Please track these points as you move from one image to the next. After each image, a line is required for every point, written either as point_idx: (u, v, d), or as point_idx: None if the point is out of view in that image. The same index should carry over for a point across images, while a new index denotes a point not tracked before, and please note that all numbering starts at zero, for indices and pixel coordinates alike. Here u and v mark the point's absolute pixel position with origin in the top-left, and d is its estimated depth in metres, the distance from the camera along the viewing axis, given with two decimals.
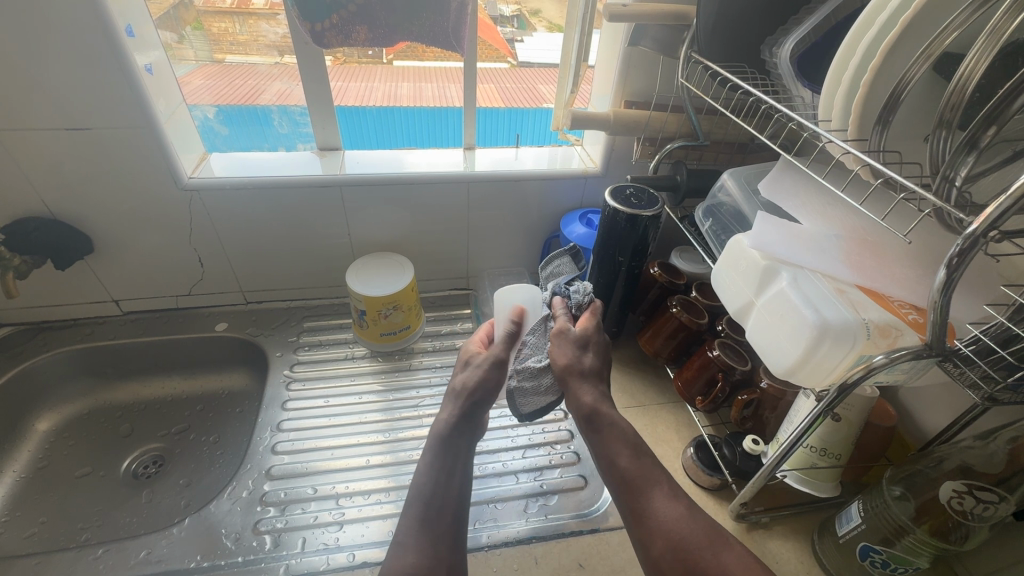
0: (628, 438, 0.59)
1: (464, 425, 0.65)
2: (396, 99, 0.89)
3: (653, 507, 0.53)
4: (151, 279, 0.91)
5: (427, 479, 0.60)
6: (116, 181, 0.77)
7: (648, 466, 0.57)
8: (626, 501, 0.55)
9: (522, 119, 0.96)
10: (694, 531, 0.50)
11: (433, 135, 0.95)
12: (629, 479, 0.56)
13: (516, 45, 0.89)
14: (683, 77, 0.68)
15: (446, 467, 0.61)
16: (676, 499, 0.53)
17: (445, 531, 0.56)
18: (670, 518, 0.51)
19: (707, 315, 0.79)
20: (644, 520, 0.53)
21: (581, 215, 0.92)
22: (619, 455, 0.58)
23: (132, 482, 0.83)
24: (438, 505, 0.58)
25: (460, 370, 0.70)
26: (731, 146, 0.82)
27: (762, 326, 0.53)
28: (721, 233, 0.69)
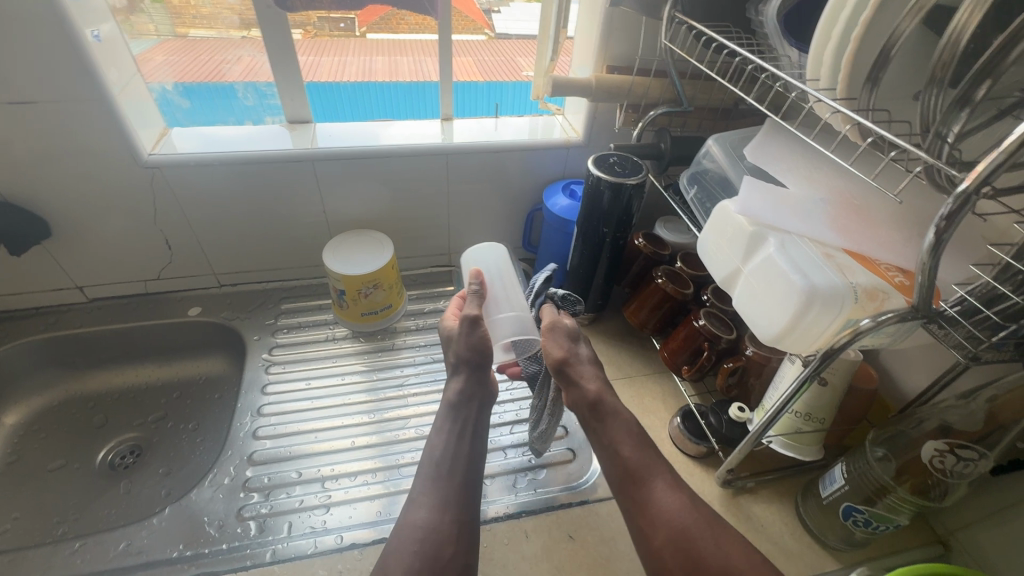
0: (632, 428, 0.62)
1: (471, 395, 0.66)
2: (371, 74, 0.86)
3: (656, 495, 0.56)
4: (116, 263, 0.86)
5: (441, 441, 0.62)
6: (70, 160, 0.72)
7: (653, 457, 0.59)
8: (629, 489, 0.58)
9: (501, 89, 0.93)
10: (698, 522, 0.53)
11: (408, 105, 0.91)
12: (632, 469, 0.59)
13: (494, 16, 0.87)
14: (666, 38, 0.65)
15: (455, 432, 0.63)
16: (679, 490, 0.56)
17: (456, 489, 0.58)
18: (674, 507, 0.54)
19: (692, 285, 0.79)
20: (649, 510, 0.56)
21: (564, 186, 0.90)
22: (622, 444, 0.61)
23: (109, 473, 0.80)
24: (448, 467, 0.60)
25: (449, 346, 0.69)
26: (714, 112, 0.80)
27: (748, 295, 0.52)
28: (706, 201, 0.67)
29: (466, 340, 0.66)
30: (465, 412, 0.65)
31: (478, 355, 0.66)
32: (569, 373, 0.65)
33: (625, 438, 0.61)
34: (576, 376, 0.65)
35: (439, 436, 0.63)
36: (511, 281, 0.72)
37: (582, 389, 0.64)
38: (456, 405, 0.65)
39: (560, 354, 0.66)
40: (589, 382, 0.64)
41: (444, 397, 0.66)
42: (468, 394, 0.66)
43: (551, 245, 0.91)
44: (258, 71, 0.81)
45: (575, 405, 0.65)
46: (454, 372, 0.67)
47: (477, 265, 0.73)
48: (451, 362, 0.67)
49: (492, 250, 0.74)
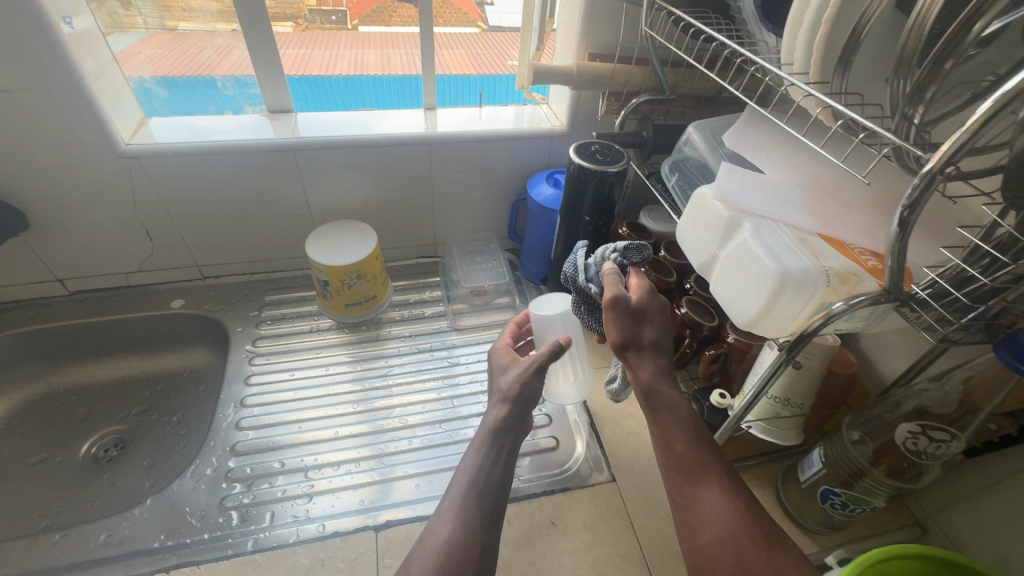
0: (688, 419, 0.53)
1: (517, 418, 0.58)
2: (364, 66, 0.88)
3: (703, 496, 0.49)
4: (97, 255, 0.86)
5: (473, 466, 0.54)
6: (46, 151, 0.71)
7: (707, 453, 0.51)
8: (674, 483, 0.51)
9: (494, 85, 0.93)
10: (750, 532, 0.46)
11: (402, 97, 0.90)
12: (681, 465, 0.51)
13: (487, 9, 0.89)
14: (646, 26, 0.65)
15: (489, 455, 0.55)
16: (731, 494, 0.48)
17: (484, 516, 0.51)
18: (722, 513, 0.47)
19: (675, 273, 0.79)
20: (696, 509, 0.49)
21: (548, 176, 0.90)
22: (672, 438, 0.52)
23: (92, 466, 0.80)
24: (480, 488, 0.53)
25: (497, 377, 0.63)
26: (697, 100, 0.80)
27: (725, 278, 0.52)
28: (687, 188, 0.68)
29: (515, 376, 0.60)
30: (507, 441, 0.57)
31: (532, 393, 0.59)
32: (627, 359, 0.55)
33: (675, 431, 0.52)
34: (630, 363, 0.55)
35: (471, 458, 0.55)
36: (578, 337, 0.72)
37: (635, 376, 0.55)
38: (498, 429, 0.57)
39: (620, 340, 0.55)
40: (644, 369, 0.55)
41: (482, 423, 0.58)
42: (510, 424, 0.57)
43: (535, 235, 0.91)
44: (242, 64, 0.81)
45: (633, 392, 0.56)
46: (497, 401, 0.59)
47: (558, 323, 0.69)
48: (499, 393, 0.60)
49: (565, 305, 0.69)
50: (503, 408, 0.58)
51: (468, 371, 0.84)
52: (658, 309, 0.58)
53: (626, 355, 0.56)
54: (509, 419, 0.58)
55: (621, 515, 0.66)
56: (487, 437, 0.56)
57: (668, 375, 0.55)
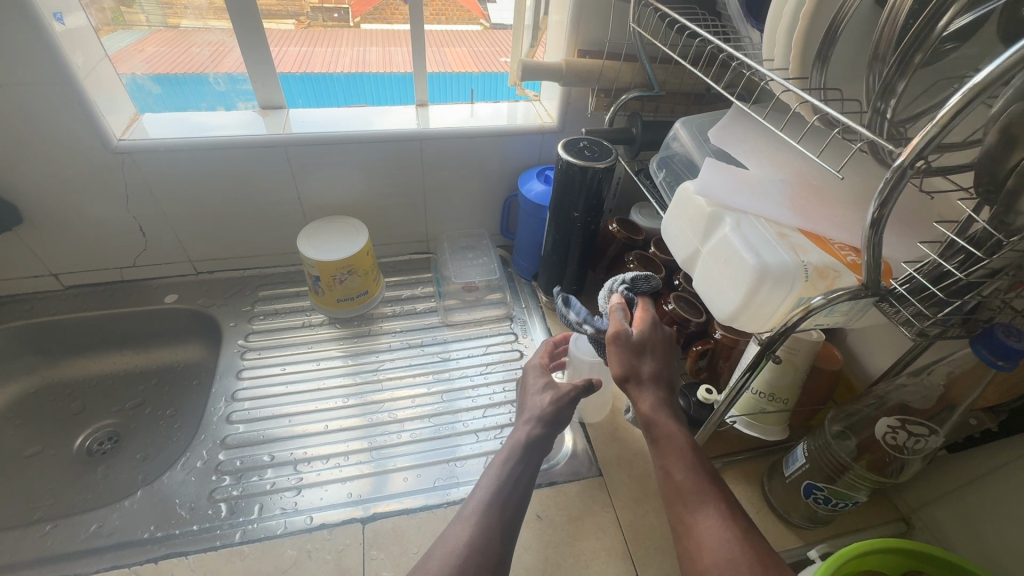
0: (688, 448, 0.52)
1: (545, 439, 0.61)
2: (365, 64, 0.89)
3: (702, 524, 0.47)
4: (90, 250, 0.86)
5: (496, 477, 0.55)
6: (38, 146, 0.72)
7: (706, 481, 0.50)
8: (675, 512, 0.50)
9: (496, 84, 0.94)
10: (751, 559, 0.44)
11: (403, 91, 0.91)
12: (680, 493, 0.50)
13: (489, 6, 0.91)
14: (633, 21, 0.66)
15: (516, 468, 0.56)
16: (731, 521, 0.47)
17: (505, 526, 0.52)
18: (722, 540, 0.45)
19: (664, 270, 0.80)
20: (696, 537, 0.47)
21: (539, 172, 0.90)
22: (672, 466, 0.51)
23: (86, 459, 0.81)
24: (505, 497, 0.54)
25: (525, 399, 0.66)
26: (687, 97, 0.80)
27: (707, 273, 0.53)
28: (674, 183, 0.68)
29: (549, 400, 0.63)
30: (534, 457, 0.59)
31: (560, 418, 0.63)
32: (627, 391, 0.56)
33: (674, 461, 0.51)
34: (631, 396, 0.55)
35: (492, 470, 0.56)
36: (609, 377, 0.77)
37: (636, 408, 0.55)
38: (529, 445, 0.59)
39: (620, 372, 0.56)
40: (644, 400, 0.54)
41: (511, 438, 0.60)
42: (537, 445, 0.59)
43: (527, 231, 0.92)
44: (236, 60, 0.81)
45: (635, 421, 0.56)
46: (528, 420, 0.62)
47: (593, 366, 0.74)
48: (530, 413, 0.63)
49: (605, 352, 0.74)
50: (535, 426, 0.61)
51: (459, 366, 0.85)
52: (660, 342, 0.58)
53: (626, 387, 0.56)
54: (539, 438, 0.60)
55: (606, 509, 0.67)
56: (515, 451, 0.58)
57: (670, 407, 0.55)
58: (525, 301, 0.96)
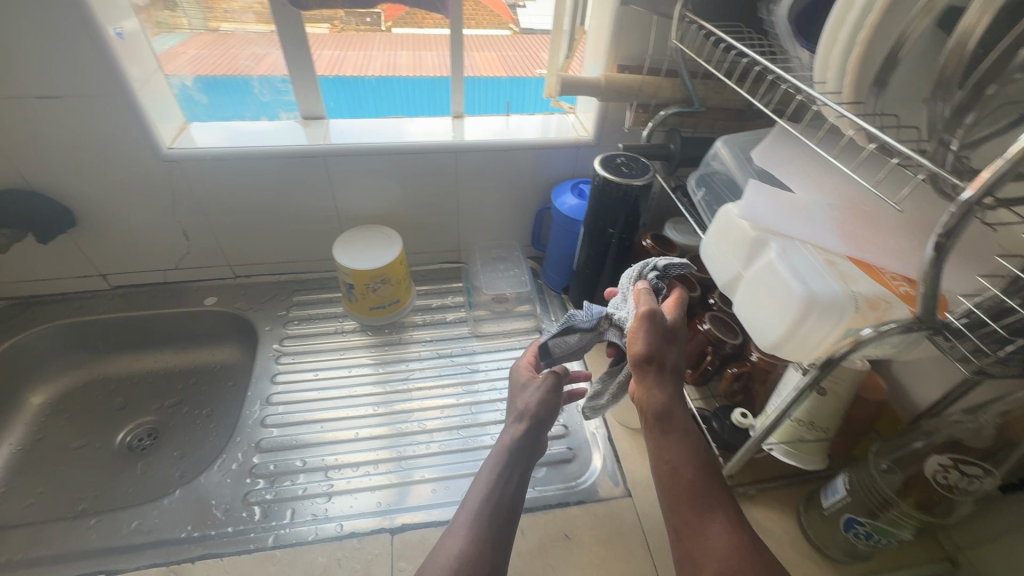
0: (698, 450, 0.53)
1: (530, 440, 0.63)
2: (395, 70, 0.86)
3: (711, 529, 0.48)
4: (138, 253, 0.90)
5: (487, 481, 0.58)
6: (93, 154, 0.75)
7: (714, 486, 0.51)
8: (680, 514, 0.51)
9: (522, 89, 0.93)
10: (755, 568, 0.45)
11: (433, 101, 0.91)
12: (690, 495, 0.51)
13: (519, 11, 0.84)
14: (676, 39, 0.66)
15: (504, 474, 0.59)
16: (737, 529, 0.48)
17: (499, 532, 0.54)
18: (730, 549, 0.46)
19: (699, 288, 0.78)
20: (699, 539, 0.48)
21: (573, 185, 0.90)
22: (680, 464, 0.52)
23: (127, 454, 0.84)
24: (495, 505, 0.56)
25: (516, 395, 0.68)
26: (727, 113, 0.78)
27: (749, 298, 0.51)
28: (714, 203, 0.68)
29: (535, 397, 0.66)
30: (521, 459, 0.61)
31: (545, 413, 0.65)
32: (645, 374, 0.55)
33: (686, 459, 0.52)
34: (650, 379, 0.54)
35: (484, 473, 0.60)
36: None
37: (651, 395, 0.54)
38: (514, 450, 0.62)
39: (644, 353, 0.55)
40: (663, 387, 0.54)
41: (498, 441, 0.63)
42: (524, 445, 0.62)
43: (558, 245, 0.92)
44: (276, 69, 0.83)
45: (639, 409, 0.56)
46: (512, 421, 0.65)
47: None
48: (516, 412, 0.65)
49: None
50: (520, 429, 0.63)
51: (487, 378, 0.85)
52: (682, 335, 0.58)
53: (645, 369, 0.55)
54: (525, 438, 0.63)
55: (636, 531, 0.66)
56: (503, 454, 0.61)
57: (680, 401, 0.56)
58: (555, 314, 0.96)
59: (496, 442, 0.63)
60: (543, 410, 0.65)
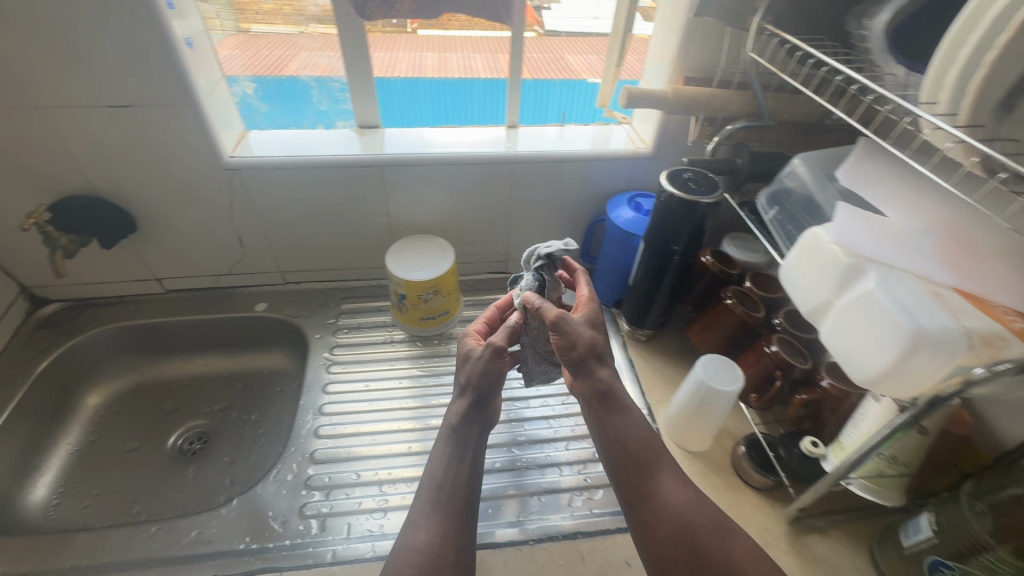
0: (641, 422, 0.63)
1: (472, 415, 0.65)
2: (420, 70, 0.83)
3: (663, 489, 0.58)
4: (193, 259, 0.91)
5: (440, 463, 0.62)
6: (158, 162, 0.76)
7: (657, 452, 0.61)
8: (635, 482, 0.60)
9: (548, 92, 0.89)
10: (700, 518, 0.56)
11: (456, 109, 0.89)
12: (641, 462, 0.60)
13: (544, 13, 0.82)
14: (751, 52, 0.65)
15: (456, 454, 0.63)
16: (683, 485, 0.59)
17: (455, 513, 0.58)
18: (680, 504, 0.57)
19: (763, 307, 0.76)
20: (654, 502, 0.58)
21: (629, 198, 0.88)
22: (629, 436, 0.62)
23: (179, 458, 0.85)
24: (448, 489, 0.60)
25: (461, 365, 0.68)
26: (797, 127, 0.75)
27: (839, 328, 0.49)
28: (788, 223, 0.65)
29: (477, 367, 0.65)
30: (461, 437, 0.64)
31: (489, 385, 0.65)
32: (587, 367, 0.65)
33: (632, 431, 0.62)
34: (593, 368, 0.65)
35: (438, 456, 0.63)
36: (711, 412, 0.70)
37: (598, 375, 0.64)
38: (457, 428, 0.64)
39: (588, 346, 0.64)
40: (608, 367, 0.65)
41: (445, 420, 0.66)
42: (469, 419, 0.65)
43: (610, 258, 0.90)
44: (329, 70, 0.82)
45: (582, 395, 0.65)
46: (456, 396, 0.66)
47: (705, 391, 0.69)
48: (460, 385, 0.67)
49: (725, 380, 0.68)
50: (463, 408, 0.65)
51: (538, 395, 0.84)
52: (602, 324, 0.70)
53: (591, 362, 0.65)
54: (467, 418, 0.65)
55: None
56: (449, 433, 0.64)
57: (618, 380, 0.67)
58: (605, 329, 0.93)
59: (443, 421, 0.66)
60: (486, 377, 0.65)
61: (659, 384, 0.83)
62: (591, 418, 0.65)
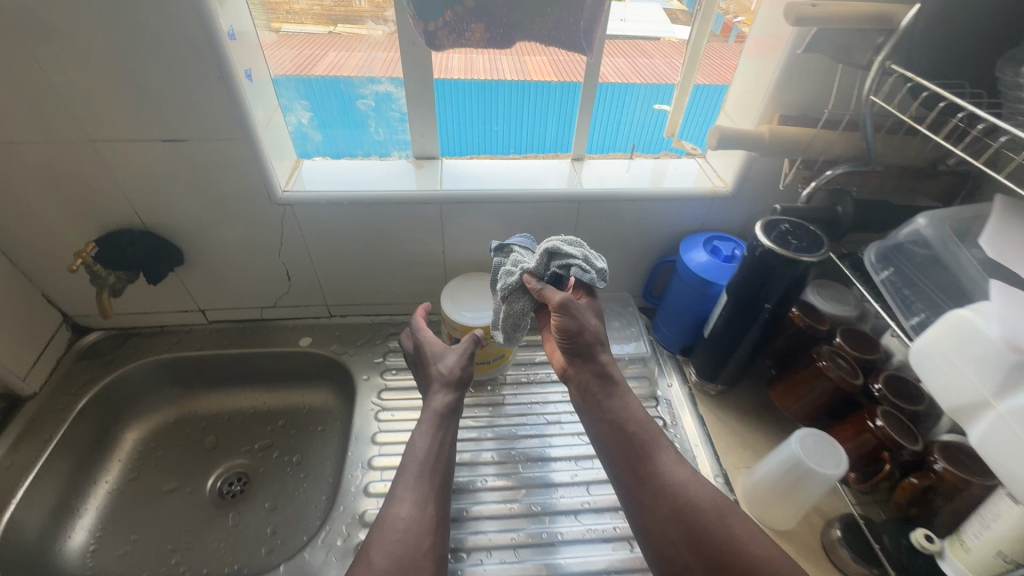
0: (636, 405, 0.66)
1: (455, 407, 0.70)
2: (448, 72, 0.73)
3: (662, 470, 0.61)
4: (239, 292, 0.87)
5: (424, 443, 0.65)
6: (210, 197, 0.72)
7: (651, 432, 0.64)
8: (633, 465, 0.62)
9: (573, 100, 0.77)
10: (697, 494, 0.59)
11: (482, 114, 0.79)
12: (637, 445, 0.63)
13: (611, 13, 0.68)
14: (872, 93, 0.56)
15: (440, 434, 0.67)
16: (681, 465, 0.61)
17: (437, 488, 0.62)
18: (680, 482, 0.60)
19: (859, 371, 0.69)
20: (652, 483, 0.61)
21: (706, 240, 0.80)
22: (625, 420, 0.65)
23: (219, 502, 0.81)
24: (433, 465, 0.64)
25: (442, 362, 0.73)
26: (904, 171, 0.68)
27: (1001, 437, 0.41)
28: (904, 287, 0.58)
29: (455, 363, 0.73)
30: (452, 422, 0.69)
31: (468, 377, 0.73)
32: (591, 351, 0.67)
33: (629, 414, 0.65)
34: (596, 355, 0.68)
35: (424, 439, 0.66)
36: (800, 490, 0.63)
37: (597, 360, 0.68)
38: (444, 414, 0.69)
39: (594, 330, 0.68)
40: (605, 353, 0.68)
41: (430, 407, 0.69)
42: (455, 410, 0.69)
43: (678, 301, 0.83)
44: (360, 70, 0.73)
45: (580, 380, 0.69)
46: (444, 386, 0.71)
47: (797, 467, 0.62)
48: (443, 378, 0.72)
49: (827, 461, 0.61)
50: (449, 399, 0.70)
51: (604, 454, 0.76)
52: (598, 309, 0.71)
53: (592, 347, 0.67)
54: (449, 408, 0.69)
55: None
56: (435, 421, 0.68)
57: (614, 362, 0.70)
58: (670, 377, 0.86)
59: (429, 408, 0.69)
60: (468, 374, 0.73)
61: (735, 446, 0.76)
62: (587, 404, 0.68)
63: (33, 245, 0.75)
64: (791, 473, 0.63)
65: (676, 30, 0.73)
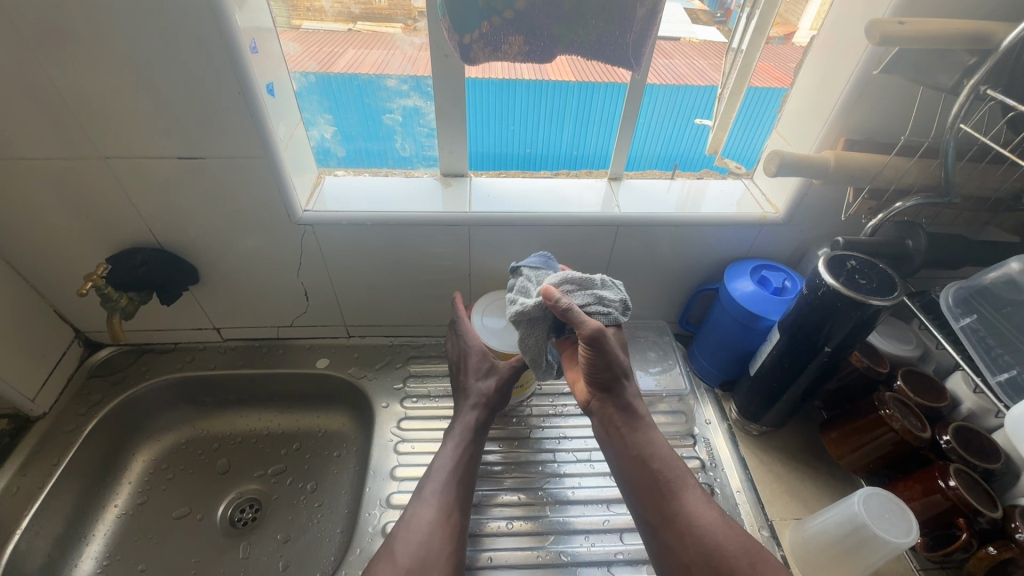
0: (661, 442, 0.62)
1: (486, 423, 0.71)
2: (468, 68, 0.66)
3: (688, 511, 0.56)
4: (256, 311, 0.83)
5: (450, 457, 0.66)
6: (227, 214, 0.68)
7: (677, 469, 0.60)
8: (658, 504, 0.58)
9: (590, 98, 0.69)
10: (727, 537, 0.54)
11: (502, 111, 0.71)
12: (660, 482, 0.59)
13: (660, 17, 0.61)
14: (958, 121, 0.51)
15: (468, 447, 0.67)
16: (710, 506, 0.57)
17: (460, 498, 0.63)
18: (709, 525, 0.55)
19: (925, 421, 0.62)
20: (677, 523, 0.56)
21: (753, 269, 0.74)
22: (649, 456, 0.60)
23: (229, 531, 0.77)
24: (457, 484, 0.64)
25: (476, 381, 0.72)
26: (982, 202, 0.62)
27: None
28: (989, 337, 0.52)
29: (492, 386, 0.71)
30: (480, 438, 0.69)
31: (499, 404, 0.72)
32: (614, 386, 0.63)
33: (654, 449, 0.61)
34: (621, 391, 0.63)
35: (450, 451, 0.67)
36: (862, 557, 0.57)
37: (621, 395, 0.63)
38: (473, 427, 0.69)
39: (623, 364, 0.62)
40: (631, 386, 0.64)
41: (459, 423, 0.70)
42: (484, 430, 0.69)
43: (719, 333, 0.77)
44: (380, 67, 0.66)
45: (603, 415, 0.64)
46: (474, 405, 0.71)
47: (861, 531, 0.56)
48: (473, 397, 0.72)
49: (895, 528, 0.55)
50: (476, 415, 0.70)
51: None
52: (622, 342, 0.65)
53: (618, 381, 0.62)
54: (480, 419, 0.70)
55: None
56: (466, 436, 0.68)
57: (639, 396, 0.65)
58: (708, 413, 0.81)
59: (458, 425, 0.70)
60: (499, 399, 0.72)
61: (781, 494, 0.71)
62: (609, 439, 0.63)
63: (45, 262, 0.72)
64: (853, 536, 0.57)
65: (697, 30, 0.66)
